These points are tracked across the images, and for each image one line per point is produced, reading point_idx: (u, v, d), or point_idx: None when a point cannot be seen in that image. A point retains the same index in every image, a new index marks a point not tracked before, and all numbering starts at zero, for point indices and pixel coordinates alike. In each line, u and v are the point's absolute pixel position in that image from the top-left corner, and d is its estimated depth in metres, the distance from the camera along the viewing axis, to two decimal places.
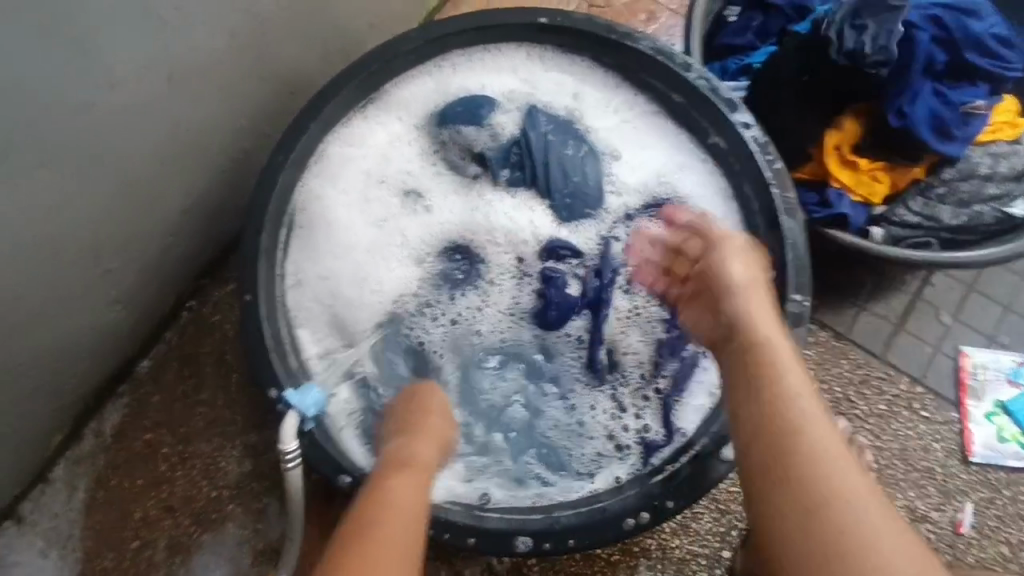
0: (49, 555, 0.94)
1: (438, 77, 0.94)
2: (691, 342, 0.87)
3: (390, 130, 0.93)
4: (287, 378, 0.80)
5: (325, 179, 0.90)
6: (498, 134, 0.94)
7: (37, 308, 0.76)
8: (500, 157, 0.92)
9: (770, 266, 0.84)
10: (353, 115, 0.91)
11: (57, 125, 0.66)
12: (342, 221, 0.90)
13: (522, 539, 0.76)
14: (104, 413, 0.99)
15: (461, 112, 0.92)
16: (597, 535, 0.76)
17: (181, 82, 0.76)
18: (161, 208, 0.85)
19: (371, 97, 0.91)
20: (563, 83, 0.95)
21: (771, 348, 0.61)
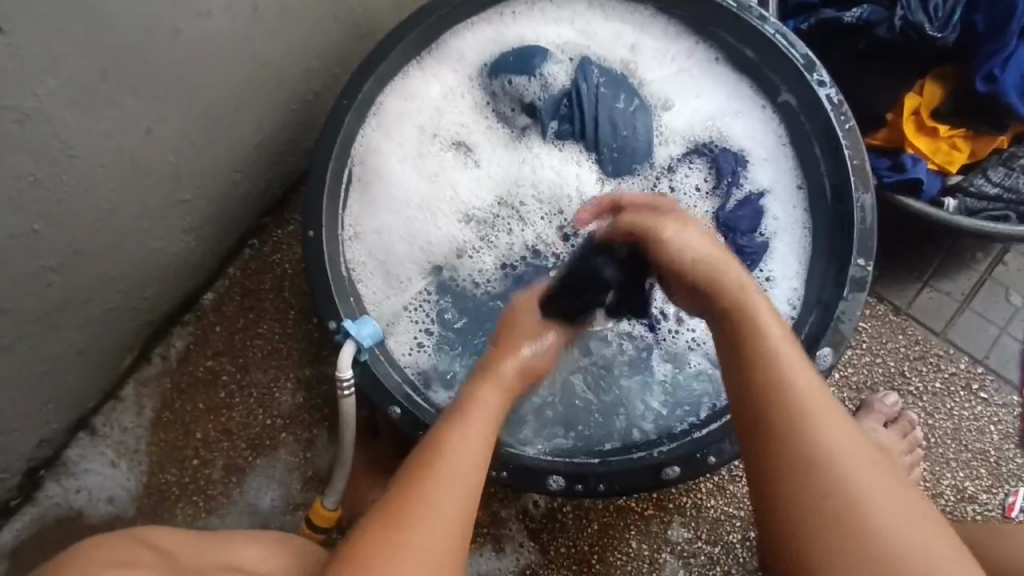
0: (119, 465, 1.01)
1: (495, 27, 0.92)
2: (748, 279, 0.88)
3: (443, 82, 0.93)
4: (347, 315, 0.82)
5: (380, 130, 0.90)
6: (550, 83, 0.92)
7: (118, 230, 0.81)
8: (550, 108, 0.90)
9: (837, 213, 0.83)
10: (410, 66, 0.90)
11: (146, 52, 0.69)
12: (396, 175, 0.91)
13: (554, 478, 0.78)
14: (170, 339, 1.05)
15: (513, 62, 0.90)
16: (627, 484, 0.77)
17: (260, 16, 0.78)
18: (231, 144, 0.88)
19: (428, 48, 0.91)
20: (622, 36, 0.94)
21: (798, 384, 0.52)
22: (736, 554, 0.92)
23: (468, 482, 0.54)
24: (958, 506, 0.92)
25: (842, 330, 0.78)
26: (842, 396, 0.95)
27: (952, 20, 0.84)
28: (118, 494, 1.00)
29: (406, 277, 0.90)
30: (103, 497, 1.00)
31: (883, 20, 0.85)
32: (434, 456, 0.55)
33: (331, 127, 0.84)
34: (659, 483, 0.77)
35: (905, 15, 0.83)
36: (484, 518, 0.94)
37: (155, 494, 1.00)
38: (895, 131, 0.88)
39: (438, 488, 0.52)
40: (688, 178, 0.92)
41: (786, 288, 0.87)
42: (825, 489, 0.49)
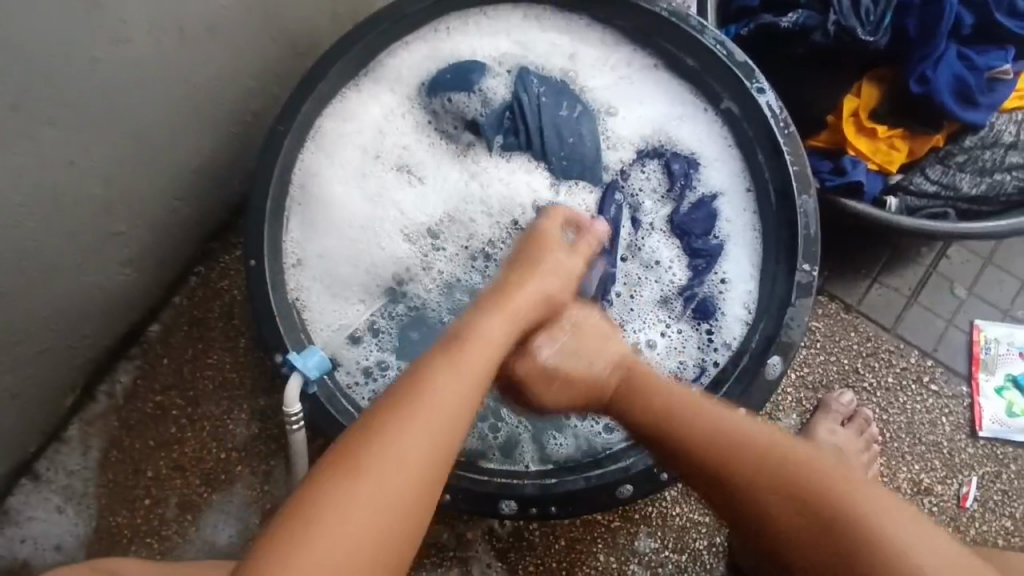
0: (65, 511, 0.96)
1: (432, 43, 0.91)
2: (705, 282, 0.88)
3: (382, 103, 0.91)
4: (294, 346, 0.80)
5: (319, 153, 0.88)
6: (490, 98, 0.91)
7: (46, 267, 0.77)
8: (493, 124, 0.89)
9: (786, 218, 0.82)
10: (347, 89, 0.88)
11: (63, 83, 0.66)
12: (339, 200, 0.88)
13: (506, 502, 0.77)
14: (115, 375, 1.01)
15: (451, 79, 0.89)
16: (581, 503, 0.77)
17: (187, 40, 0.75)
18: (165, 172, 0.85)
19: (364, 69, 0.88)
20: (561, 46, 0.93)
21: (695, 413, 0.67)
22: (703, 560, 0.92)
23: (418, 461, 0.53)
24: (915, 498, 0.93)
25: (790, 337, 0.79)
26: (799, 395, 0.96)
27: (883, 23, 0.85)
28: (66, 540, 0.96)
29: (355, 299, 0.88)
30: (50, 544, 0.95)
31: (818, 25, 0.86)
32: (382, 430, 0.54)
33: (269, 151, 0.82)
34: (615, 500, 0.77)
35: (838, 19, 0.85)
36: (449, 541, 0.92)
37: (106, 538, 0.96)
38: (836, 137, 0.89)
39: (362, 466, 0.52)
40: (642, 182, 0.92)
41: (739, 293, 0.87)
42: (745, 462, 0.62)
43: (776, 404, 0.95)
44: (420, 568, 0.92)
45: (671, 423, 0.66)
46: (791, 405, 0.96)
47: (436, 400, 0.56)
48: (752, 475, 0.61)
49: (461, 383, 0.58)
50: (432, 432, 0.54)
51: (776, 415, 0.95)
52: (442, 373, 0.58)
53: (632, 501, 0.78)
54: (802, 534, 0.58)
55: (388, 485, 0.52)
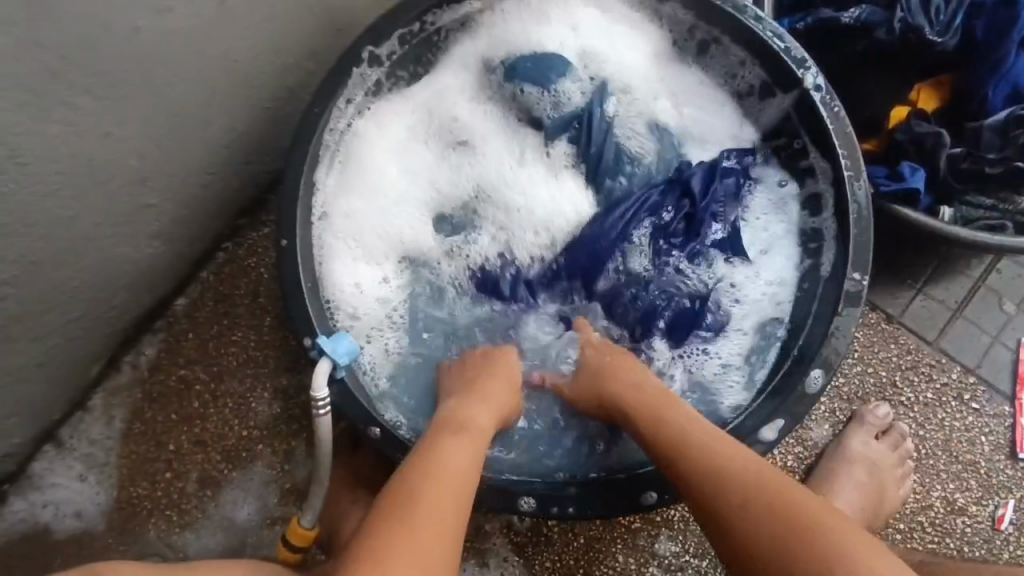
0: (87, 479, 0.97)
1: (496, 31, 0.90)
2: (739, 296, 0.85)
3: (438, 83, 0.90)
4: (322, 329, 0.78)
5: (368, 114, 0.86)
6: (562, 101, 0.88)
7: (79, 238, 0.76)
8: (558, 127, 0.87)
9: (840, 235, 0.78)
10: (397, 55, 0.85)
11: (104, 51, 0.64)
12: (375, 167, 0.87)
13: (525, 500, 0.75)
14: (140, 347, 1.00)
15: (531, 68, 0.88)
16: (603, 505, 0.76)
17: (227, 12, 0.73)
18: (199, 146, 0.84)
19: (420, 38, 0.86)
20: (621, 44, 0.90)
21: (739, 486, 0.59)
22: (724, 568, 0.91)
23: (446, 523, 0.55)
24: (948, 518, 0.90)
25: (835, 346, 0.75)
26: (833, 406, 0.93)
27: (954, 24, 0.81)
28: (87, 508, 0.96)
29: (391, 278, 0.87)
30: (71, 511, 0.96)
31: (883, 22, 0.83)
32: (410, 495, 0.57)
33: (304, 129, 0.80)
34: (639, 506, 0.75)
35: (905, 17, 0.81)
36: (467, 533, 0.92)
37: (126, 507, 0.96)
38: (892, 139, 0.84)
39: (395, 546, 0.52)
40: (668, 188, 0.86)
41: (788, 252, 0.85)
42: (735, 480, 0.60)
43: (810, 414, 0.93)
44: None
45: (663, 438, 0.66)
46: (823, 416, 0.93)
47: (443, 473, 0.59)
48: (718, 470, 0.61)
49: (465, 460, 0.62)
50: (447, 496, 0.57)
51: (809, 425, 0.93)
52: (450, 447, 0.62)
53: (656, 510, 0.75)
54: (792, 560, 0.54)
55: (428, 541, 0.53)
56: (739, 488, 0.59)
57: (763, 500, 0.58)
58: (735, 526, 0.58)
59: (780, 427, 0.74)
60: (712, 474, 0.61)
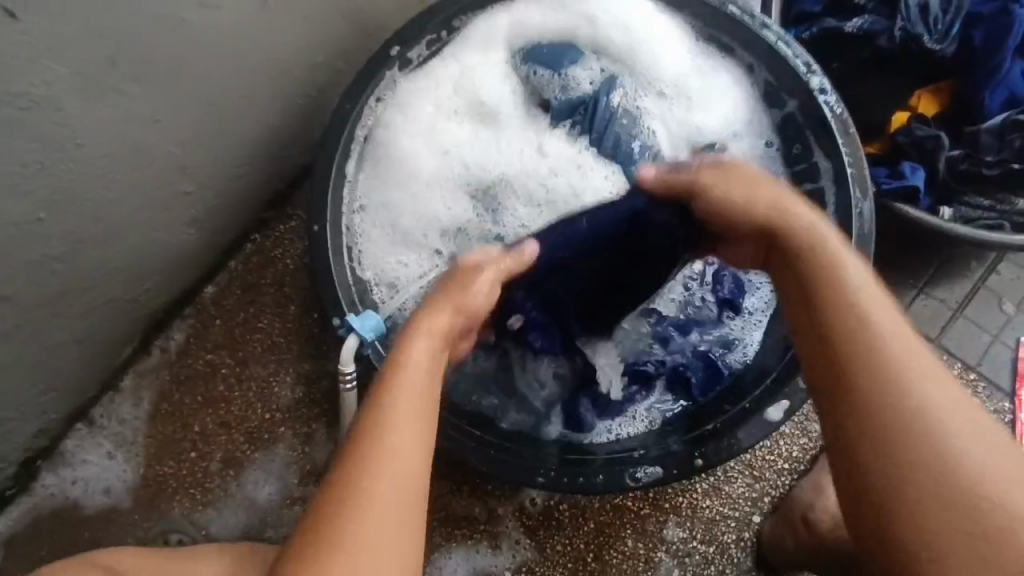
0: (116, 457, 1.01)
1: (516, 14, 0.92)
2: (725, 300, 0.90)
3: (462, 63, 0.91)
4: (351, 309, 0.82)
5: (395, 106, 0.89)
6: (571, 85, 0.92)
7: (123, 219, 0.81)
8: (566, 108, 0.92)
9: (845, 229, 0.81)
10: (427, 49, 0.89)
11: (157, 43, 0.70)
12: (406, 153, 0.90)
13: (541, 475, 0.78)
14: (169, 331, 1.04)
15: (545, 53, 0.92)
16: (612, 480, 0.78)
17: (268, 11, 0.79)
18: (235, 138, 0.89)
19: (446, 31, 0.89)
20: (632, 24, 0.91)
21: (882, 344, 0.53)
22: (731, 554, 0.93)
23: (413, 450, 0.51)
24: None
25: None
26: None
27: (951, 32, 0.86)
28: (114, 485, 1.00)
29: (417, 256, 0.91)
30: (99, 488, 1.00)
31: (885, 30, 0.87)
32: (366, 432, 0.51)
33: (335, 123, 0.84)
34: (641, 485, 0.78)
35: (905, 27, 0.86)
36: (481, 515, 0.95)
37: (152, 485, 1.00)
38: (894, 143, 0.88)
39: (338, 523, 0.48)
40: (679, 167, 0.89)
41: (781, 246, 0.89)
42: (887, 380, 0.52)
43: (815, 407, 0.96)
44: (451, 540, 0.94)
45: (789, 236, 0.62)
46: None
47: (394, 405, 0.53)
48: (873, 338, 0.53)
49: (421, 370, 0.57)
50: (408, 425, 0.52)
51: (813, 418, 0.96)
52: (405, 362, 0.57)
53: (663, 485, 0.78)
54: (881, 475, 0.50)
55: (394, 471, 0.50)
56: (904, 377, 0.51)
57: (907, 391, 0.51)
58: (866, 401, 0.52)
59: (784, 409, 0.79)
60: (846, 330, 0.54)
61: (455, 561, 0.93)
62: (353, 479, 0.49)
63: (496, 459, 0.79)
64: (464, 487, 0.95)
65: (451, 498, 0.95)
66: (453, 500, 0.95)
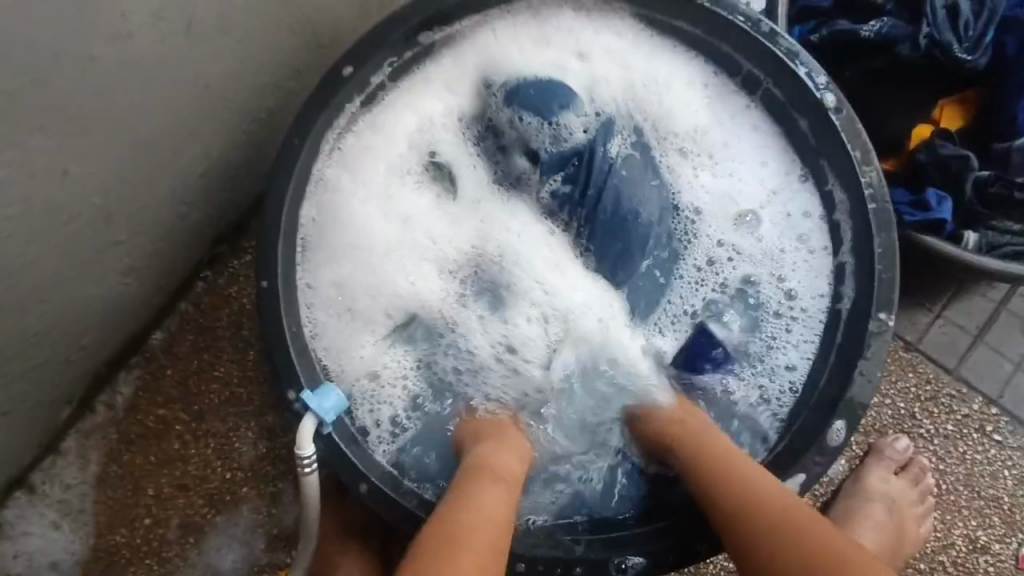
0: (62, 527, 0.91)
1: (482, 49, 0.82)
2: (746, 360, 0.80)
3: (421, 108, 0.82)
4: (308, 380, 0.72)
5: (346, 162, 0.79)
6: (563, 135, 0.79)
7: (40, 281, 0.70)
8: (555, 163, 0.80)
9: (865, 279, 0.71)
10: (380, 95, 0.79)
11: (58, 84, 0.58)
12: (359, 218, 0.80)
13: (520, 562, 0.69)
14: (115, 385, 0.94)
15: (534, 96, 0.79)
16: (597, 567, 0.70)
17: (197, 35, 0.67)
18: (171, 177, 0.77)
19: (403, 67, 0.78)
20: (622, 60, 0.82)
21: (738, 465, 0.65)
22: None
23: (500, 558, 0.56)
24: (969, 556, 0.86)
25: (859, 395, 0.69)
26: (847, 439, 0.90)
27: (984, 40, 0.76)
28: (61, 558, 0.91)
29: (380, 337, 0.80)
30: (45, 562, 0.90)
31: (908, 37, 0.77)
32: (455, 529, 0.57)
33: (283, 162, 0.73)
34: (625, 573, 0.69)
35: (931, 33, 0.75)
36: None
37: (103, 557, 0.91)
38: (913, 162, 0.79)
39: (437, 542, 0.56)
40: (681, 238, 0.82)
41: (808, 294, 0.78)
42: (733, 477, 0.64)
43: None
44: None
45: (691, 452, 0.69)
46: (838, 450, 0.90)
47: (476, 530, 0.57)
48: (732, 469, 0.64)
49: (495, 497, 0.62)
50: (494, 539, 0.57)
51: None
52: (481, 493, 0.62)
53: (649, 573, 0.70)
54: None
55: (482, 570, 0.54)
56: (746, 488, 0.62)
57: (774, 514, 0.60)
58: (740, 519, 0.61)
59: (799, 483, 0.70)
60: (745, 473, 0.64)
61: None
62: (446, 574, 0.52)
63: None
64: None
65: None
66: None
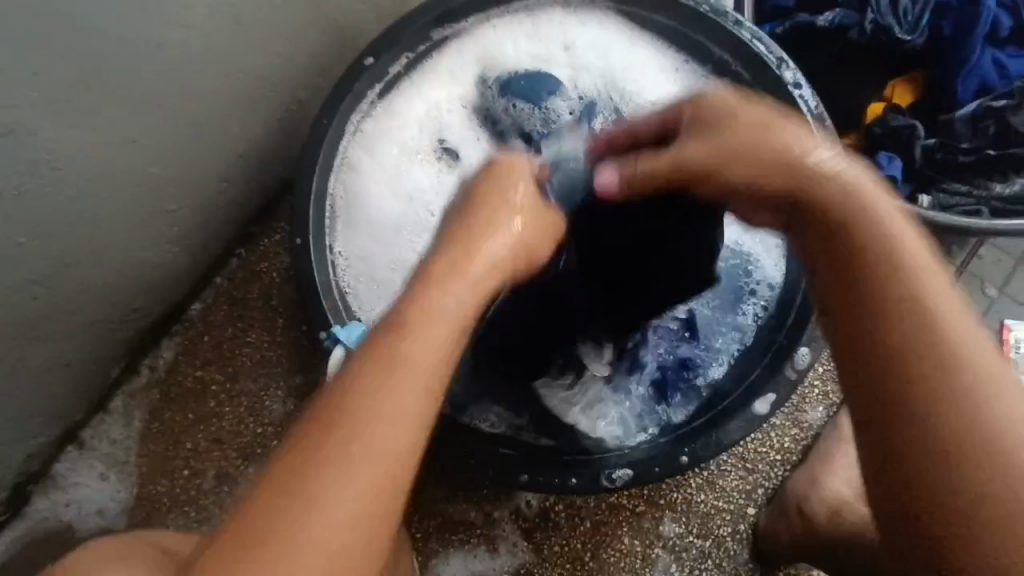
0: (109, 478, 1.00)
1: (479, 42, 0.93)
2: (724, 305, 0.88)
3: (427, 97, 0.93)
4: (334, 322, 0.81)
5: (365, 146, 0.90)
6: (552, 116, 0.90)
7: (106, 239, 0.80)
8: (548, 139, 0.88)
9: None
10: (391, 88, 0.91)
11: (132, 63, 0.69)
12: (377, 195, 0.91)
13: (524, 474, 0.80)
14: (158, 349, 1.04)
15: (524, 86, 0.91)
16: (591, 480, 0.80)
17: (244, 27, 0.78)
18: (216, 154, 0.88)
19: (410, 64, 0.90)
20: (602, 46, 0.94)
21: (891, 247, 0.54)
22: (726, 547, 0.94)
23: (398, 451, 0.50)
24: None
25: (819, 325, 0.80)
26: (824, 388, 0.97)
27: (921, 24, 0.86)
28: (107, 507, 0.99)
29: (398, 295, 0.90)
30: (92, 510, 0.99)
31: (856, 23, 0.87)
32: (349, 410, 0.50)
33: (314, 138, 0.84)
34: (617, 484, 0.79)
35: (875, 19, 0.86)
36: (477, 519, 0.95)
37: (146, 505, 1.00)
38: (869, 134, 0.88)
39: (316, 462, 0.48)
40: None
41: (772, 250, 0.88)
42: (885, 267, 0.53)
43: (804, 397, 0.97)
44: (448, 546, 0.95)
45: (828, 212, 0.58)
46: (816, 398, 0.97)
47: (363, 427, 0.50)
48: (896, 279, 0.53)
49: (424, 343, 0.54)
50: (392, 424, 0.50)
51: (803, 408, 0.97)
52: (376, 385, 0.51)
53: (636, 483, 0.80)
54: (906, 441, 0.49)
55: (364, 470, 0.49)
56: (898, 303, 0.52)
57: (939, 347, 0.49)
58: (900, 345, 0.50)
59: (771, 401, 0.80)
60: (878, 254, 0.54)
61: (452, 566, 0.95)
62: (327, 460, 0.48)
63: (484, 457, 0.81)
64: (459, 493, 0.95)
65: (447, 506, 0.95)
66: (448, 507, 0.95)
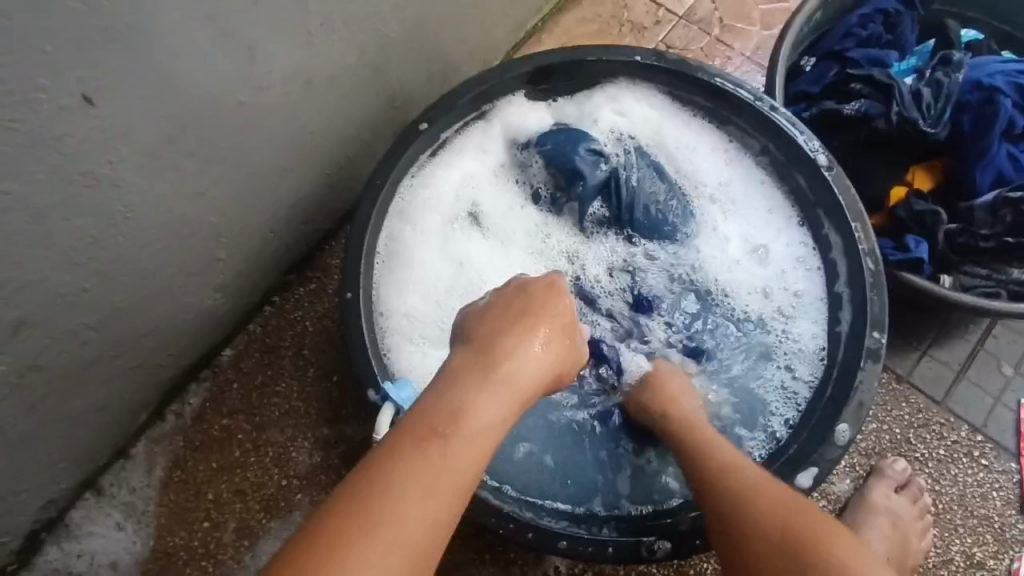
0: (125, 528, 0.97)
1: (505, 113, 0.98)
2: (759, 374, 0.92)
3: (462, 164, 0.98)
4: (383, 380, 0.82)
5: (406, 214, 0.94)
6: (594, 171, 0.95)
7: (159, 286, 0.82)
8: (592, 192, 0.96)
9: (860, 302, 0.84)
10: (426, 159, 0.95)
11: (212, 121, 0.73)
12: (421, 259, 0.94)
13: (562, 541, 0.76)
14: (186, 396, 1.03)
15: (563, 143, 0.96)
16: (629, 552, 0.76)
17: (313, 90, 0.83)
18: (269, 206, 0.91)
19: (446, 136, 0.95)
20: (633, 116, 1.00)
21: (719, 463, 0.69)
22: None
23: (418, 547, 0.48)
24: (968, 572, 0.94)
25: (861, 398, 0.80)
26: (852, 461, 0.99)
27: (943, 117, 0.93)
28: (121, 559, 0.96)
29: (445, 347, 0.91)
30: (105, 562, 0.96)
31: (881, 114, 0.94)
32: (417, 443, 0.52)
33: (368, 195, 0.87)
34: (655, 556, 0.76)
35: (900, 111, 0.93)
36: None
37: (161, 558, 0.96)
38: (893, 215, 0.94)
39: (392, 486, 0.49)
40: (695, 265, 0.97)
41: (805, 321, 0.92)
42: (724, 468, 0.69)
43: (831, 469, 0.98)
44: None
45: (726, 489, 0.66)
46: (844, 470, 0.99)
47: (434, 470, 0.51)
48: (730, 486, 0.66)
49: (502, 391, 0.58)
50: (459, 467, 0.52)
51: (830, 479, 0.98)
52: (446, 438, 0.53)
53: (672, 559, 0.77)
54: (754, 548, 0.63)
55: (407, 524, 0.48)
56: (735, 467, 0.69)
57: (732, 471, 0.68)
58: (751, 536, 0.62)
59: (814, 475, 0.79)
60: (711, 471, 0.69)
61: None
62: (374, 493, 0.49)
63: (517, 522, 0.77)
64: (489, 554, 0.94)
65: (477, 567, 0.94)
66: (478, 568, 0.93)
